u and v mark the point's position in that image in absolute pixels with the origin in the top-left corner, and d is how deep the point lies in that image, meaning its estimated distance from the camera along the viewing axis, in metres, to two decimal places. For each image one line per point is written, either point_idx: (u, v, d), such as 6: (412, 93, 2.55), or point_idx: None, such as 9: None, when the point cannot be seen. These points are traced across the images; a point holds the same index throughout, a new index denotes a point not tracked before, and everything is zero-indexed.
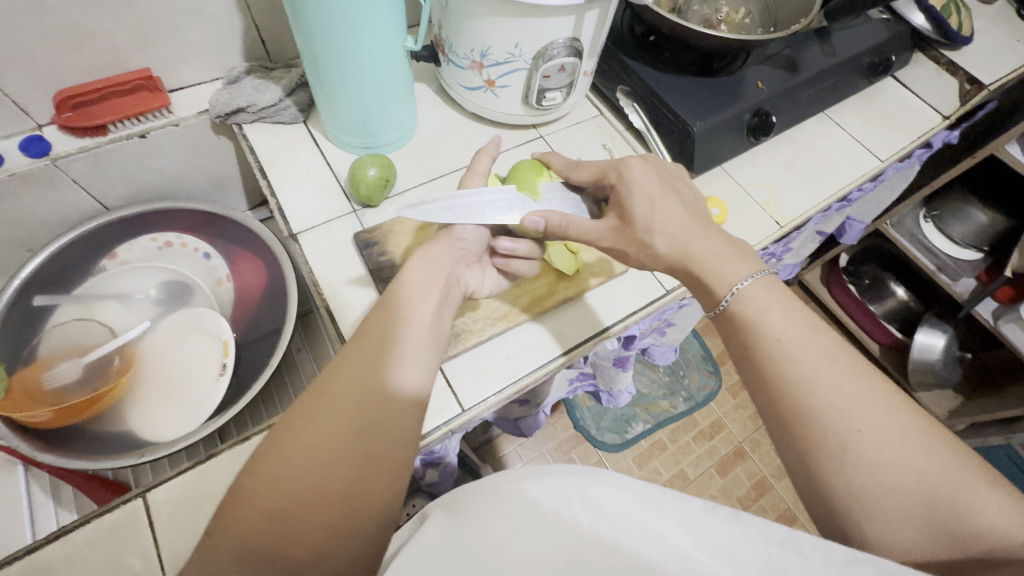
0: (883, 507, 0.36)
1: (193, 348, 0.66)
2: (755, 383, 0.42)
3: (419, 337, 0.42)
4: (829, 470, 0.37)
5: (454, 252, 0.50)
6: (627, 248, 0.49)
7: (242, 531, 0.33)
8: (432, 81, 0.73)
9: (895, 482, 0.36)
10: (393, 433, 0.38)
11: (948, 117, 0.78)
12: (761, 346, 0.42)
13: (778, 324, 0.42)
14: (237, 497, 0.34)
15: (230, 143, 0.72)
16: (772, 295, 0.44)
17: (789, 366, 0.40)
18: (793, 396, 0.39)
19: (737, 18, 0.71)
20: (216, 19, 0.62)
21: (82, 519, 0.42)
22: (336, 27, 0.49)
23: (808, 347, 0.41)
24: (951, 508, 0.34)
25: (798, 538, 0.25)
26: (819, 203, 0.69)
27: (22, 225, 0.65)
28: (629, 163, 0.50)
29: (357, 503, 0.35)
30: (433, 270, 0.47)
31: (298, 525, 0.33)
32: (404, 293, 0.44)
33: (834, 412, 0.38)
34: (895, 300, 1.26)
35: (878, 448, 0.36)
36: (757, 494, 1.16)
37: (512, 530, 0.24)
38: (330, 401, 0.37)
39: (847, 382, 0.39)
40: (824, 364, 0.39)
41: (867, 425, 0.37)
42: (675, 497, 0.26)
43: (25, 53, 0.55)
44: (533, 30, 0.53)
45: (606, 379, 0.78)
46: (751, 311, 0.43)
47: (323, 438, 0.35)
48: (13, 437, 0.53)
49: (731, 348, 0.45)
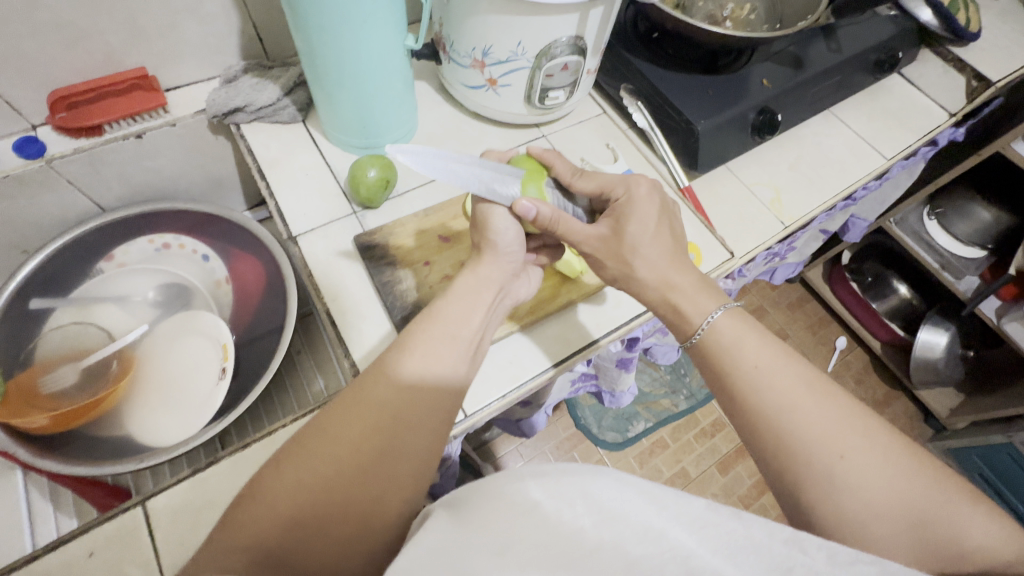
0: (873, 529, 0.35)
1: (191, 350, 0.66)
2: (735, 411, 0.42)
3: (458, 345, 0.42)
4: (815, 496, 0.37)
5: (505, 268, 0.48)
6: (607, 259, 0.48)
7: (256, 534, 0.33)
8: (433, 79, 0.72)
9: (881, 506, 0.36)
10: (412, 452, 0.38)
11: (955, 114, 0.77)
12: (740, 373, 0.41)
13: (753, 350, 0.42)
14: (251, 501, 0.34)
15: (227, 142, 0.71)
16: (744, 326, 0.43)
17: (768, 392, 0.40)
18: (773, 426, 0.39)
19: (742, 14, 0.69)
20: (213, 16, 0.61)
21: (82, 528, 0.42)
22: (337, 27, 0.48)
23: (782, 376, 0.40)
24: (938, 526, 0.35)
25: (799, 536, 0.25)
26: (824, 202, 0.69)
27: (16, 226, 0.64)
28: (637, 181, 0.49)
29: (370, 513, 0.36)
30: (477, 285, 0.46)
31: (307, 539, 0.34)
32: (446, 309, 0.43)
33: (816, 436, 0.38)
34: (898, 297, 1.24)
35: (862, 469, 0.36)
36: (759, 492, 1.16)
37: (511, 531, 0.24)
38: (360, 408, 0.37)
39: (827, 407, 0.39)
40: (801, 389, 0.40)
41: (851, 450, 0.37)
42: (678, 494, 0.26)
43: (19, 52, 0.53)
44: (537, 29, 0.53)
45: (609, 379, 0.78)
46: (727, 338, 0.43)
47: (340, 452, 0.36)
48: (10, 442, 0.53)
49: (705, 377, 0.44)
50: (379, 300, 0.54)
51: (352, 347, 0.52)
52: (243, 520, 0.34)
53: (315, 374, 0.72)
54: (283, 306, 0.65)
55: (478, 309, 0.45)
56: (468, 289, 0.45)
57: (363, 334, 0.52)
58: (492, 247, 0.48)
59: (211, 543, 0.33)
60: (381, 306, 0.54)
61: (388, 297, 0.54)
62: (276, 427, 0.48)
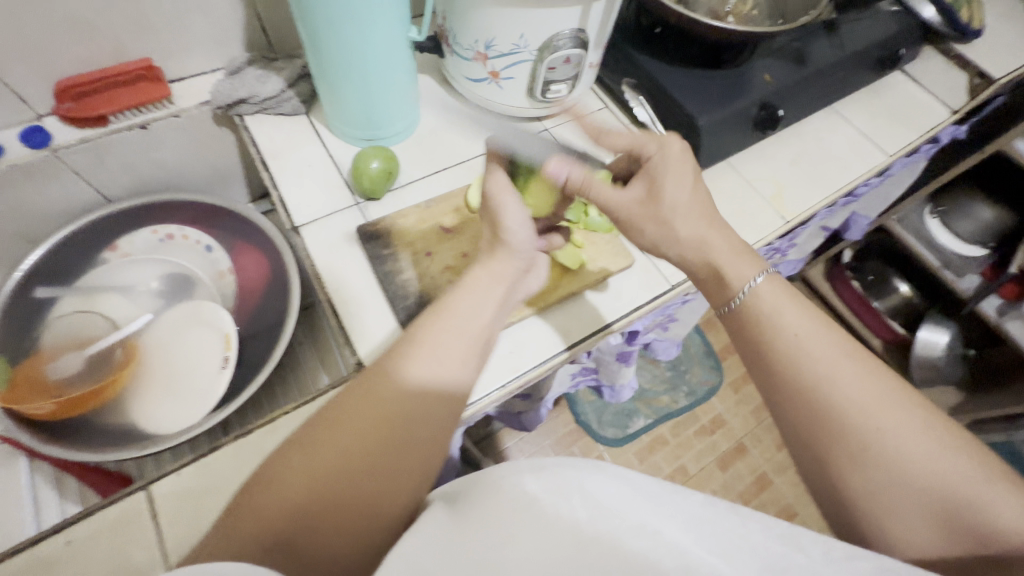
0: (898, 506, 0.36)
1: (193, 340, 0.66)
2: (768, 379, 0.42)
3: (464, 344, 0.42)
4: (844, 467, 0.38)
5: (518, 266, 0.48)
6: (643, 223, 0.49)
7: (262, 519, 0.33)
8: (435, 73, 0.73)
9: (912, 482, 0.36)
10: (416, 442, 0.38)
11: (957, 112, 0.77)
12: (779, 342, 0.42)
13: (793, 319, 0.42)
14: (262, 485, 0.35)
15: (231, 134, 0.71)
16: (783, 293, 0.44)
17: (806, 362, 0.40)
18: (809, 395, 0.39)
19: (745, 10, 0.70)
20: (219, 8, 0.62)
21: (84, 512, 0.42)
22: (341, 19, 0.48)
23: (823, 346, 0.40)
24: (967, 504, 0.34)
25: (797, 533, 0.26)
26: (825, 198, 0.69)
27: (22, 216, 0.64)
28: (670, 139, 0.49)
29: (375, 506, 0.36)
30: (493, 286, 0.46)
31: (321, 522, 0.34)
32: (455, 302, 0.44)
33: (853, 406, 0.38)
34: (898, 296, 1.26)
35: (895, 446, 0.37)
36: (758, 489, 1.16)
37: (509, 527, 0.24)
38: (368, 400, 0.38)
39: (867, 380, 0.39)
40: (841, 361, 0.40)
41: (886, 421, 0.37)
42: (676, 496, 0.27)
43: (26, 42, 0.54)
44: (540, 22, 0.53)
45: (609, 373, 0.78)
46: (766, 307, 0.43)
47: (352, 440, 0.36)
48: (15, 428, 0.54)
49: (739, 346, 0.45)
50: (381, 289, 0.55)
51: (354, 337, 0.52)
52: (251, 504, 0.34)
53: (316, 365, 0.73)
54: (285, 300, 0.65)
55: (488, 305, 0.45)
56: (480, 285, 0.46)
57: (366, 323, 0.53)
58: (506, 246, 0.47)
59: (217, 534, 0.33)
60: (383, 297, 0.54)
61: (390, 285, 0.54)
62: (279, 415, 0.48)
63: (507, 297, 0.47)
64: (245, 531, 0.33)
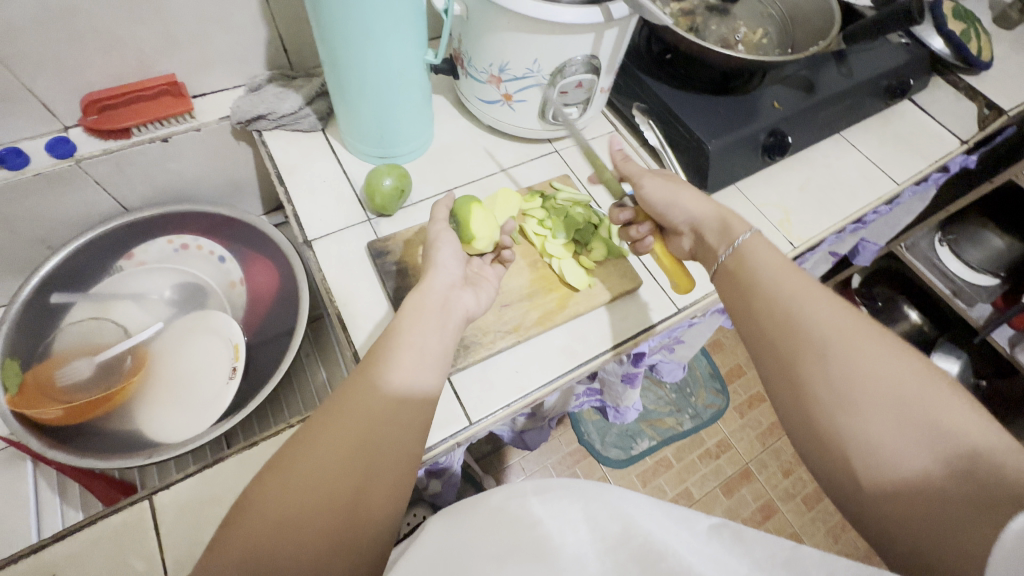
0: (857, 401, 0.35)
1: (202, 349, 0.67)
2: (743, 299, 0.44)
3: (418, 353, 0.41)
4: (806, 367, 0.37)
5: (445, 279, 0.48)
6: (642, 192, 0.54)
7: (249, 542, 0.31)
8: (450, 93, 0.74)
9: (869, 378, 0.35)
10: (400, 434, 0.37)
11: (966, 142, 0.77)
12: (757, 267, 0.44)
13: (770, 251, 0.45)
14: (244, 506, 0.33)
15: (249, 148, 0.73)
16: (765, 244, 0.46)
17: (780, 280, 0.42)
18: (778, 305, 0.41)
19: (754, 38, 0.71)
20: (242, 27, 0.63)
21: (88, 519, 0.43)
22: (360, 40, 0.50)
23: (796, 273, 0.43)
24: (923, 402, 0.33)
25: (800, 553, 0.24)
26: (834, 224, 0.69)
27: (42, 222, 0.66)
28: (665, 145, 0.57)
29: (360, 519, 0.33)
30: (428, 301, 0.45)
31: (303, 531, 0.32)
32: (405, 320, 0.43)
33: (816, 314, 0.39)
34: (909, 323, 1.23)
35: (855, 346, 0.37)
36: (763, 516, 1.14)
37: (512, 547, 0.24)
38: (348, 415, 0.36)
39: (835, 299, 0.40)
40: (810, 281, 0.41)
41: (848, 326, 0.38)
42: (683, 526, 0.26)
43: (56, 56, 0.56)
44: (553, 47, 0.54)
45: (613, 394, 0.77)
46: (753, 242, 0.46)
47: (337, 454, 0.34)
48: (23, 433, 0.55)
49: (722, 280, 0.47)
50: (389, 303, 0.55)
51: (362, 351, 0.53)
52: (233, 530, 0.32)
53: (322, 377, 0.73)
54: (295, 309, 0.66)
55: (440, 327, 0.43)
56: (424, 306, 0.44)
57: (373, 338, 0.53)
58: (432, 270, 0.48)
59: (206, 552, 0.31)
60: (392, 311, 0.55)
61: (399, 301, 0.55)
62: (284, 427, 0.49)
63: (448, 316, 0.45)
64: (228, 544, 0.30)
